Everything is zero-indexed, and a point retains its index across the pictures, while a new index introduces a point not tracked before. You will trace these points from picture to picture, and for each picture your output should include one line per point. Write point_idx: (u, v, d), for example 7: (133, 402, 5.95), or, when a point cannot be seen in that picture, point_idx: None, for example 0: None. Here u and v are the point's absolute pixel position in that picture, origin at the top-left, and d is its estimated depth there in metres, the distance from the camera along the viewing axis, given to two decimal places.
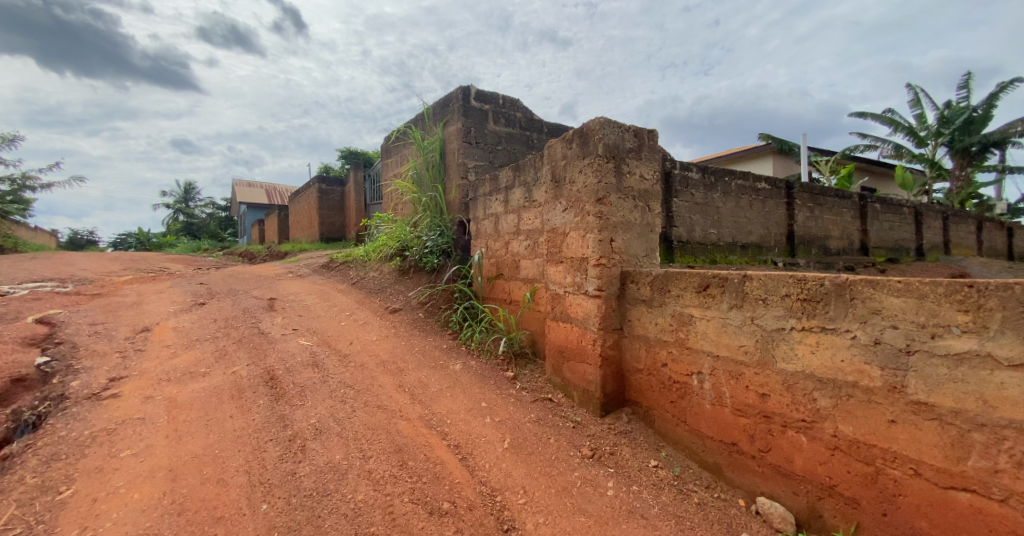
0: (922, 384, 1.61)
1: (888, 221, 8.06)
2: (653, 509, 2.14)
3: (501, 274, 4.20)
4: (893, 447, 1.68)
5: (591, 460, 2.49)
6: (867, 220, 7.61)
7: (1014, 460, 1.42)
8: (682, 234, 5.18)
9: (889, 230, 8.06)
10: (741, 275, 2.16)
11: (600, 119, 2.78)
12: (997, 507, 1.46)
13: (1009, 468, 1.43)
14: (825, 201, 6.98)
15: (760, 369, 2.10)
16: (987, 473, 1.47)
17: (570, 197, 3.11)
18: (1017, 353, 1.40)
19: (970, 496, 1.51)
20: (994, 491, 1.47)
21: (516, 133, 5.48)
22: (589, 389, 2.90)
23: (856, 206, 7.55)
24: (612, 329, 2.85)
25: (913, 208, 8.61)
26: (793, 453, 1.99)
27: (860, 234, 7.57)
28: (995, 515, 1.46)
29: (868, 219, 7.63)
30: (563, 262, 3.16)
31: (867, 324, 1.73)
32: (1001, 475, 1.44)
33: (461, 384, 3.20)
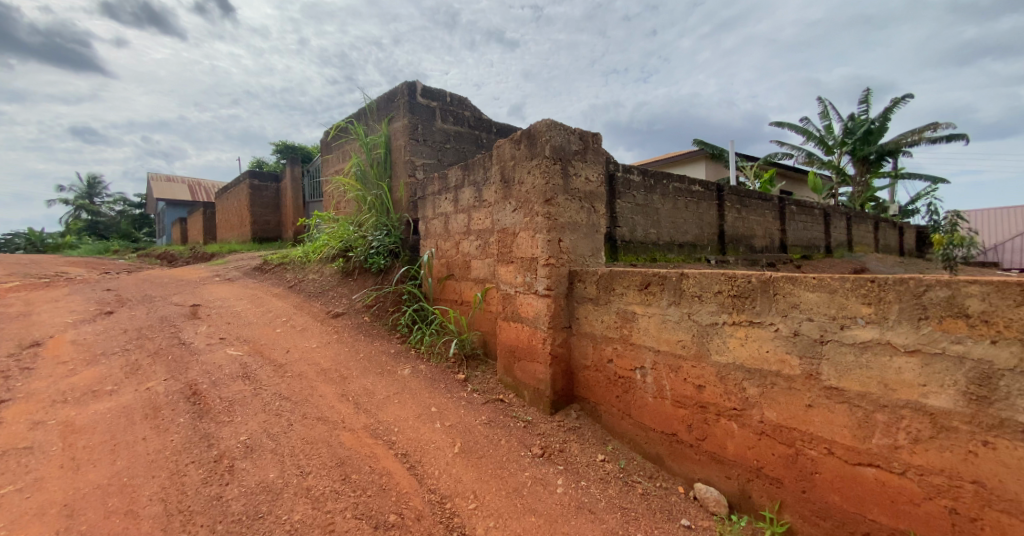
0: (833, 370, 1.72)
1: (803, 221, 8.78)
2: (600, 503, 2.16)
3: (451, 275, 4.12)
4: (810, 429, 1.79)
5: (541, 458, 2.48)
6: (786, 220, 8.24)
7: (909, 436, 1.55)
8: (625, 233, 5.34)
9: (803, 230, 8.79)
10: (678, 273, 2.23)
11: (547, 121, 2.78)
12: (897, 479, 1.59)
13: (906, 444, 1.55)
14: (751, 203, 7.49)
15: (695, 361, 2.18)
16: (889, 449, 1.60)
17: (518, 197, 3.09)
18: (911, 340, 1.53)
19: (875, 471, 1.63)
20: (894, 465, 1.59)
21: (464, 132, 5.39)
22: (539, 388, 2.90)
23: (777, 208, 8.16)
24: (562, 327, 2.86)
25: (823, 209, 9.44)
26: (725, 440, 2.08)
27: (780, 234, 8.19)
28: (895, 487, 1.59)
29: (786, 219, 8.27)
30: (513, 262, 3.14)
31: (788, 317, 1.84)
32: (901, 450, 1.57)
33: (409, 389, 3.09)
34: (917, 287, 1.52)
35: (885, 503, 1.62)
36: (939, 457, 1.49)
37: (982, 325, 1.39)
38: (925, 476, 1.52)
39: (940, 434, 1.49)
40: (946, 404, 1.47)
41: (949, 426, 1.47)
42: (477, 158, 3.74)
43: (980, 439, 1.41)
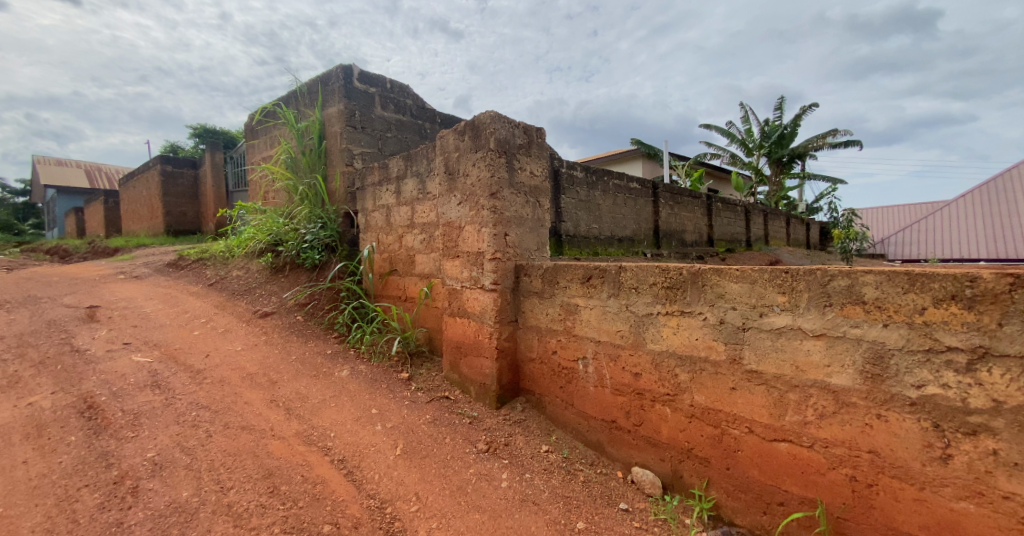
0: (753, 354, 1.83)
1: (727, 217, 9.40)
2: (544, 493, 2.17)
3: (394, 270, 3.98)
4: (734, 410, 1.89)
5: (486, 453, 2.45)
6: (713, 216, 8.78)
7: (816, 413, 1.68)
8: (569, 228, 5.42)
9: (728, 225, 9.41)
10: (617, 266, 2.28)
11: (490, 112, 2.73)
12: (806, 451, 1.71)
13: (813, 419, 1.68)
14: (683, 200, 7.90)
15: (633, 350, 2.24)
16: (799, 425, 1.72)
17: (463, 190, 3.02)
18: (818, 325, 1.65)
19: (787, 445, 1.75)
20: (804, 439, 1.71)
21: (406, 121, 5.20)
22: (485, 383, 2.86)
23: (705, 205, 8.67)
24: (508, 321, 2.84)
25: (744, 207, 10.15)
26: (659, 424, 2.16)
27: (708, 229, 8.71)
28: (805, 460, 1.71)
29: (713, 215, 8.81)
30: (458, 256, 3.08)
31: (715, 306, 1.93)
32: (809, 425, 1.69)
33: (347, 391, 2.94)
34: (824, 277, 1.64)
35: (797, 475, 1.74)
36: (840, 430, 1.62)
37: (876, 310, 1.52)
38: (829, 447, 1.65)
39: (842, 409, 1.62)
40: (846, 382, 1.60)
41: (849, 402, 1.60)
42: (420, 148, 3.62)
43: (873, 412, 1.55)
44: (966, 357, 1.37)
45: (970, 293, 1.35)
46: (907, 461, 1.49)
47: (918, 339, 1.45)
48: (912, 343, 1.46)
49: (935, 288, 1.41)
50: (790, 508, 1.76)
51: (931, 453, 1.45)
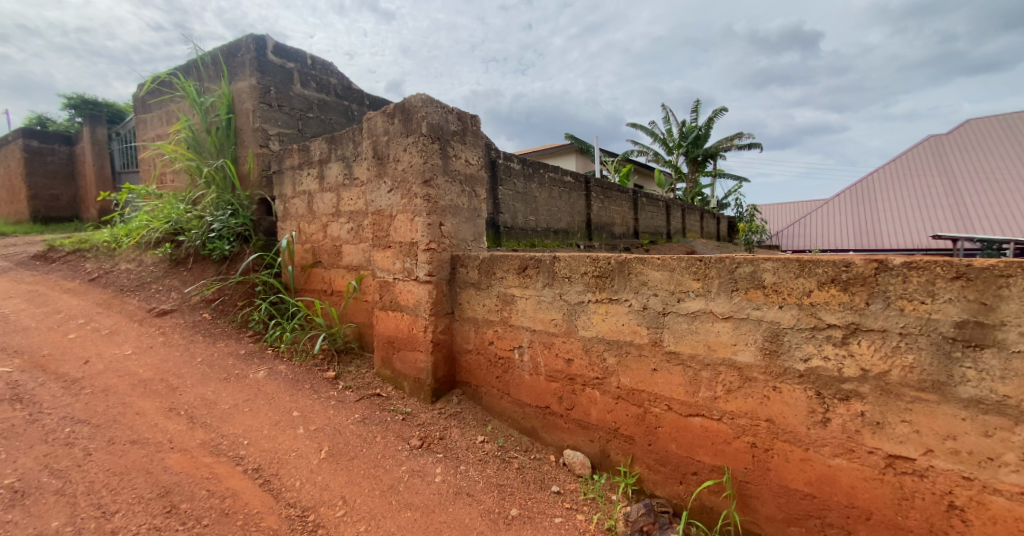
0: (672, 337, 1.90)
1: (651, 212, 9.93)
2: (479, 484, 2.13)
3: (319, 262, 3.72)
4: (655, 390, 1.97)
5: (420, 449, 2.35)
6: (639, 210, 9.22)
7: (724, 388, 1.78)
8: (507, 220, 5.40)
9: (652, 220, 9.94)
10: (551, 256, 2.27)
11: (421, 95, 2.60)
12: (715, 424, 1.82)
13: (721, 394, 1.79)
14: (613, 194, 8.21)
15: (565, 337, 2.25)
16: (710, 400, 1.82)
17: (394, 175, 2.86)
18: (727, 307, 1.75)
19: (700, 419, 1.85)
20: (713, 412, 1.81)
21: (330, 101, 4.84)
22: (420, 377, 2.76)
23: (633, 199, 9.07)
24: (444, 313, 2.76)
25: (666, 201, 10.76)
26: (589, 407, 2.20)
27: (634, 222, 9.14)
28: (714, 431, 1.82)
29: (639, 209, 9.25)
30: (390, 246, 2.92)
31: (639, 293, 1.98)
32: (718, 400, 1.80)
33: (264, 394, 2.70)
34: (733, 264, 1.73)
35: (708, 446, 1.85)
36: (743, 402, 1.74)
37: (773, 293, 1.64)
38: (734, 419, 1.77)
39: (745, 384, 1.73)
40: (749, 359, 1.71)
41: (750, 377, 1.72)
42: (346, 131, 3.38)
43: (770, 384, 1.67)
44: (842, 332, 1.51)
45: (847, 275, 1.49)
46: (795, 426, 1.63)
47: (806, 319, 1.58)
48: (801, 322, 1.59)
49: (820, 273, 1.54)
50: (703, 477, 1.87)
51: (814, 418, 1.59)
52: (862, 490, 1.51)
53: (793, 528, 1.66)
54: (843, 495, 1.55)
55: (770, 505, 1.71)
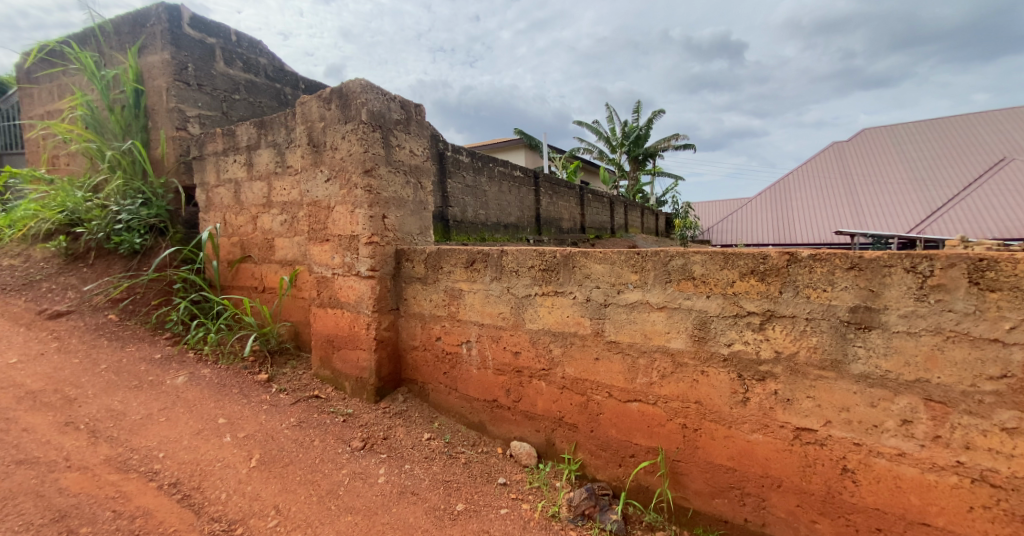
0: (613, 327, 1.99)
1: (596, 208, 10.28)
2: (424, 482, 2.10)
3: (248, 257, 3.50)
4: (597, 378, 2.05)
5: (362, 451, 2.28)
6: (585, 206, 9.51)
7: (659, 374, 1.89)
8: (457, 214, 5.36)
9: (597, 215, 10.29)
10: (499, 250, 2.29)
11: (359, 81, 2.50)
12: (651, 407, 1.92)
13: (656, 380, 1.90)
14: (561, 189, 8.40)
15: (513, 331, 2.28)
16: (646, 386, 1.93)
17: (332, 165, 2.73)
18: (662, 298, 1.86)
19: (638, 404, 1.95)
20: (649, 397, 1.92)
21: (259, 82, 4.52)
22: (362, 376, 2.68)
23: (579, 195, 9.33)
24: (388, 309, 2.69)
25: (610, 197, 11.15)
26: (535, 398, 2.25)
27: (581, 218, 9.40)
28: (650, 415, 1.93)
29: (585, 205, 9.54)
30: (328, 239, 2.80)
31: (583, 286, 2.05)
32: (653, 385, 1.91)
33: (184, 401, 2.50)
34: (667, 258, 1.83)
35: (644, 429, 1.95)
36: (675, 386, 1.86)
37: (702, 284, 1.76)
38: (668, 402, 1.88)
39: (677, 369, 1.85)
40: (681, 345, 1.83)
41: (681, 362, 1.83)
42: (277, 116, 3.18)
43: (699, 368, 1.79)
44: (759, 318, 1.65)
45: (764, 266, 1.63)
46: (720, 407, 1.76)
47: (729, 307, 1.71)
48: (725, 310, 1.72)
49: (742, 265, 1.67)
50: (639, 459, 1.98)
51: (735, 397, 1.73)
52: (775, 461, 1.67)
53: (718, 500, 1.81)
54: (759, 467, 1.70)
55: (699, 481, 1.84)
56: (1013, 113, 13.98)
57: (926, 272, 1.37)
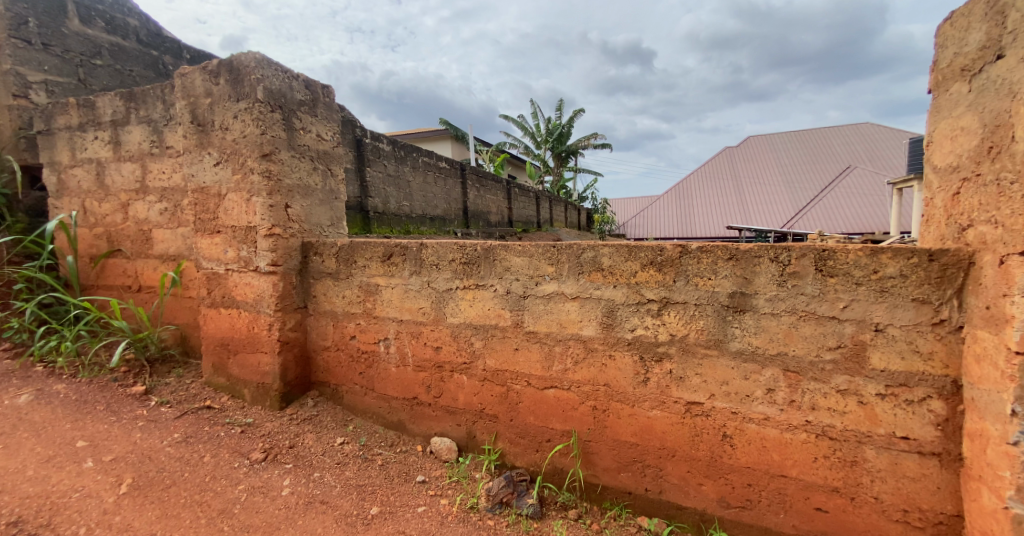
0: (532, 318, 2.05)
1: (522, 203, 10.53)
2: (335, 489, 2.00)
3: (118, 251, 3.06)
4: (516, 368, 2.11)
5: (263, 463, 2.11)
6: (511, 200, 9.70)
7: (573, 360, 1.99)
8: (377, 205, 5.18)
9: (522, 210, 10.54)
10: (418, 243, 2.24)
11: (252, 55, 2.28)
12: (566, 392, 2.02)
13: (570, 366, 2.00)
14: (488, 183, 8.47)
15: (433, 325, 2.26)
16: (560, 372, 2.02)
17: (222, 148, 2.47)
18: (575, 288, 1.95)
19: (554, 391, 2.04)
20: (564, 383, 2.02)
21: (127, 46, 3.92)
22: (264, 382, 2.49)
23: (506, 189, 9.49)
24: (294, 308, 2.51)
25: (536, 193, 11.42)
26: (456, 392, 2.26)
27: (507, 211, 9.57)
28: (565, 400, 2.03)
29: (511, 199, 9.72)
30: (219, 231, 2.54)
31: (503, 278, 2.08)
32: (567, 372, 2.00)
33: (30, 425, 2.13)
34: (581, 251, 1.92)
35: (560, 413, 2.05)
36: (587, 371, 1.97)
37: (610, 275, 1.88)
38: (580, 386, 1.99)
39: (588, 354, 1.96)
40: (592, 332, 1.94)
41: (592, 348, 1.95)
42: (151, 89, 2.81)
43: (608, 352, 1.92)
44: (658, 305, 1.81)
45: (661, 257, 1.78)
46: (625, 388, 1.91)
47: (633, 296, 1.85)
48: (630, 299, 1.86)
49: (644, 256, 1.81)
50: (555, 443, 2.08)
51: (638, 378, 1.88)
52: (670, 434, 1.85)
53: (623, 474, 1.96)
54: (658, 441, 1.87)
55: (607, 458, 1.98)
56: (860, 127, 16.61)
57: (785, 261, 1.60)
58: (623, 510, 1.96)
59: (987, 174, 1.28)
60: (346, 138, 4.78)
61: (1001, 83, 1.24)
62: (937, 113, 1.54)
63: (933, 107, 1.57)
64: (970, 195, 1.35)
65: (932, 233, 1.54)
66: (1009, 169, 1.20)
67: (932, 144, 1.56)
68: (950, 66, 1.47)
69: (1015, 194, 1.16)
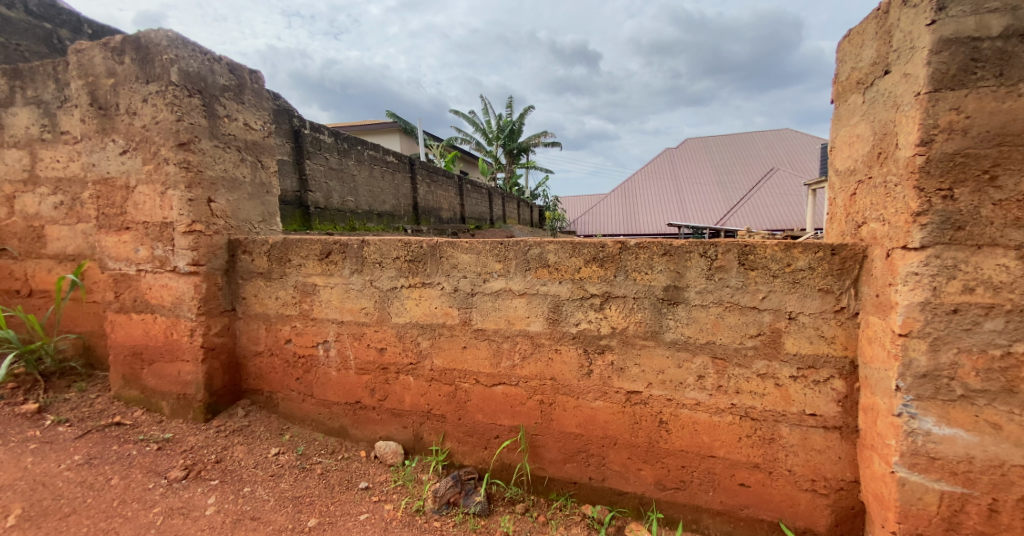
0: (479, 315, 2.05)
1: (475, 199, 10.48)
2: (268, 503, 1.89)
3: (3, 251, 2.71)
4: (464, 367, 2.10)
5: (184, 481, 1.94)
6: (462, 196, 9.62)
7: (521, 355, 2.01)
8: (319, 200, 4.95)
9: (475, 206, 10.50)
10: (359, 240, 2.16)
11: (164, 33, 2.09)
12: (514, 388, 2.04)
13: (518, 362, 2.02)
14: (439, 178, 8.35)
15: (377, 326, 2.20)
16: (508, 369, 2.04)
17: (130, 135, 2.25)
18: (521, 284, 1.97)
19: (502, 387, 2.05)
20: (511, 379, 2.04)
21: (11, 17, 3.47)
22: (186, 393, 2.30)
23: (457, 185, 9.40)
24: (221, 311, 2.34)
25: (488, 189, 11.44)
26: (402, 394, 2.21)
27: (459, 207, 9.49)
28: (513, 396, 2.05)
29: (462, 196, 9.64)
30: (128, 228, 2.32)
31: (450, 276, 2.06)
32: (515, 368, 2.02)
33: None
34: (529, 248, 1.94)
35: (508, 409, 2.07)
36: (534, 366, 2.00)
37: (556, 271, 1.91)
38: (527, 381, 2.02)
39: (534, 349, 1.99)
40: (539, 328, 1.97)
41: (539, 343, 1.98)
42: (40, 65, 2.51)
43: (554, 347, 1.96)
44: (601, 299, 1.87)
45: (603, 254, 1.84)
46: (570, 381, 1.96)
47: (577, 291, 1.90)
48: (574, 294, 1.90)
49: (587, 252, 1.86)
50: (503, 438, 2.10)
51: (582, 370, 1.94)
52: (612, 423, 1.92)
53: (568, 464, 2.01)
54: (601, 431, 1.94)
55: (554, 450, 2.03)
56: (783, 132, 18.07)
57: (713, 256, 1.70)
58: (568, 500, 2.01)
59: (877, 177, 1.43)
60: (281, 128, 4.53)
61: (887, 95, 1.40)
62: (839, 121, 1.71)
63: (836, 115, 1.74)
64: (864, 195, 1.51)
65: (836, 230, 1.71)
66: (894, 173, 1.35)
67: (835, 149, 1.73)
68: (848, 79, 1.64)
69: (898, 195, 1.32)
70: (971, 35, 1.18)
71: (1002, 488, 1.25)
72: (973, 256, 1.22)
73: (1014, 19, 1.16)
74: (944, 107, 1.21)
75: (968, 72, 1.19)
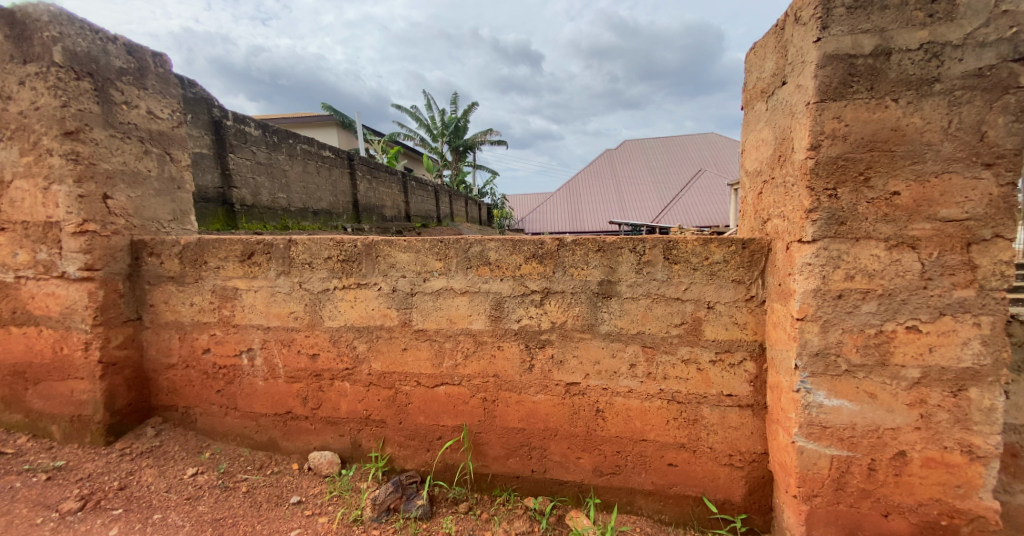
0: (420, 315, 2.01)
1: (420, 197, 10.27)
2: (183, 529, 1.73)
3: None
4: (404, 369, 2.06)
5: (79, 513, 1.73)
6: (407, 194, 9.40)
7: (463, 354, 2.01)
8: (245, 197, 4.62)
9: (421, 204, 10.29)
10: (286, 240, 2.03)
11: (43, 8, 1.85)
12: (457, 386, 2.03)
13: (460, 361, 2.01)
14: (381, 175, 8.09)
15: (308, 331, 2.09)
16: (450, 368, 2.02)
17: (4, 122, 1.97)
18: (461, 282, 1.96)
19: (445, 387, 2.04)
20: (454, 379, 2.03)
21: None
22: (82, 414, 2.06)
23: (401, 182, 9.17)
24: (124, 320, 2.12)
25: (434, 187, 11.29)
26: (338, 401, 2.13)
27: (403, 205, 9.26)
28: (455, 395, 2.04)
29: (407, 193, 9.41)
30: (3, 228, 2.03)
31: (387, 276, 2.00)
32: (457, 367, 2.01)
33: None
34: (469, 246, 1.93)
35: (450, 409, 2.05)
36: (476, 364, 2.00)
37: (497, 268, 1.92)
38: (470, 379, 2.01)
39: (477, 347, 1.99)
40: (481, 326, 1.97)
41: (480, 340, 1.98)
42: None
43: (495, 344, 1.97)
44: (540, 295, 1.91)
45: (541, 251, 1.87)
46: (512, 376, 1.98)
47: (517, 288, 1.92)
48: (514, 291, 1.92)
49: (526, 248, 1.88)
50: (445, 439, 2.08)
51: (523, 366, 1.97)
52: (553, 416, 1.97)
53: (511, 459, 2.04)
54: (542, 424, 1.98)
55: (497, 446, 2.04)
56: (709, 136, 19.40)
57: (641, 252, 1.79)
58: (511, 495, 2.04)
59: (778, 177, 1.58)
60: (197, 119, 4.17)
61: (784, 103, 1.55)
62: (748, 126, 1.86)
63: (745, 120, 1.89)
64: (768, 194, 1.66)
65: (747, 226, 1.86)
66: (790, 174, 1.49)
67: (745, 152, 1.88)
68: (754, 87, 1.79)
69: (794, 193, 1.46)
70: (848, 52, 1.34)
71: (878, 449, 1.44)
72: (853, 247, 1.38)
73: (881, 39, 1.32)
74: (828, 116, 1.37)
75: (846, 85, 1.35)
